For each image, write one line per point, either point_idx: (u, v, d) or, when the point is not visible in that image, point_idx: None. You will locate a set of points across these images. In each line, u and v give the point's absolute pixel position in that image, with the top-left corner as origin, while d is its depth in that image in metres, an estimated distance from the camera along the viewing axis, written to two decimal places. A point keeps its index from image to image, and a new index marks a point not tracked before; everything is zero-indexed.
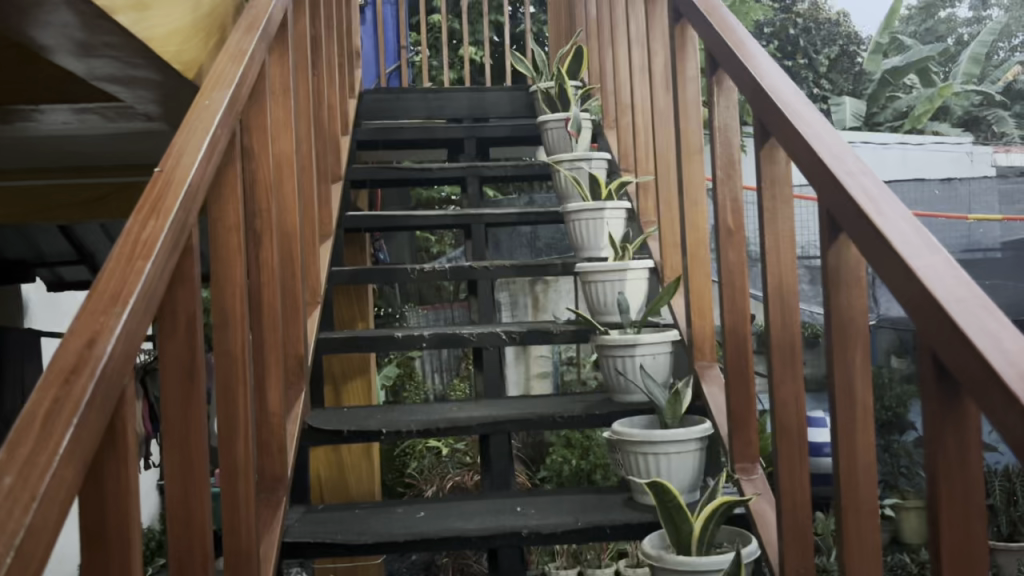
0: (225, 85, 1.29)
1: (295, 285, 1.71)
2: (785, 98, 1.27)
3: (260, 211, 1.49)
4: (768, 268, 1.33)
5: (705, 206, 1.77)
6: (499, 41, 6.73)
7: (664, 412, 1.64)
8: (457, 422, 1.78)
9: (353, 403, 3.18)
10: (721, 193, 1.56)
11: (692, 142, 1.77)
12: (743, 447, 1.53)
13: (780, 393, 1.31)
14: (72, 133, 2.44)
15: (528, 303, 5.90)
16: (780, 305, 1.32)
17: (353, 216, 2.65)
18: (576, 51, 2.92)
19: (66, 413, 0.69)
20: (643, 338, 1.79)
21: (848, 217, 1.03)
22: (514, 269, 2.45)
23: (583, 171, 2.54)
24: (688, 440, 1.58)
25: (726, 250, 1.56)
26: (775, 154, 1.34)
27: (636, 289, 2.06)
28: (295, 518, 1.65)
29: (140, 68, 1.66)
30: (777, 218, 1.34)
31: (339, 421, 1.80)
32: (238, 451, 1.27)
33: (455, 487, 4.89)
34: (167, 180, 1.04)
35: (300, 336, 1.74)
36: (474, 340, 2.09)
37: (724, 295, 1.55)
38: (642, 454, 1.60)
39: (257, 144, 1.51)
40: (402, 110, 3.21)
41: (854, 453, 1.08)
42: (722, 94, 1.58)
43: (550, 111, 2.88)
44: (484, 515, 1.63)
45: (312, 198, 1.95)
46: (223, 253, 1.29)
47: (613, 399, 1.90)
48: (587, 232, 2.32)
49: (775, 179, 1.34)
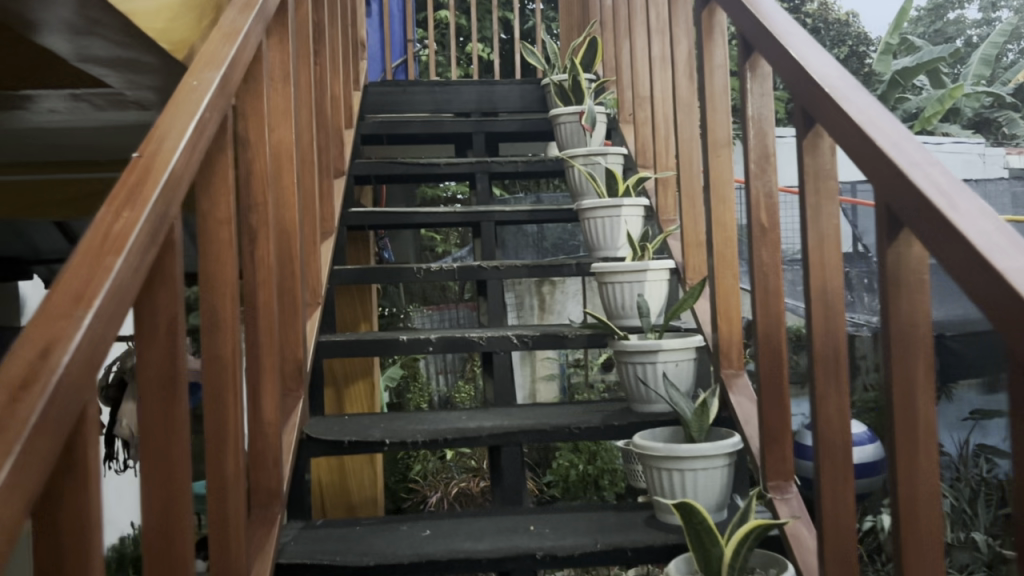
0: (215, 66, 1.17)
1: (295, 286, 1.60)
2: (830, 80, 1.15)
3: (255, 207, 1.38)
4: (810, 269, 1.20)
5: (733, 203, 1.64)
6: (505, 38, 6.65)
7: (690, 425, 1.52)
8: (465, 432, 1.64)
9: (355, 407, 3.10)
10: (754, 189, 1.44)
11: (718, 135, 1.64)
12: (777, 463, 1.42)
13: (823, 407, 1.19)
14: (62, 124, 2.34)
15: (534, 305, 5.81)
16: (825, 310, 1.19)
17: (355, 213, 2.51)
18: (590, 42, 2.79)
19: (7, 438, 0.58)
20: (665, 343, 1.66)
21: (912, 212, 0.91)
22: (526, 268, 2.32)
23: (597, 166, 2.40)
24: (716, 457, 1.46)
25: (758, 249, 1.43)
26: (818, 144, 1.21)
27: (657, 291, 1.93)
28: (292, 535, 1.54)
29: (126, 48, 1.55)
30: (821, 217, 1.20)
31: (340, 431, 1.67)
32: (226, 466, 1.17)
33: (461, 494, 4.80)
34: (146, 167, 0.92)
35: (299, 340, 1.62)
36: (483, 344, 1.95)
37: (756, 298, 1.42)
38: (668, 471, 1.48)
39: (253, 132, 1.40)
40: (408, 104, 3.09)
41: (916, 467, 0.96)
42: (756, 80, 1.45)
43: (563, 104, 2.74)
44: (495, 535, 1.50)
45: (312, 193, 1.84)
46: (213, 250, 1.16)
47: (632, 408, 1.76)
48: (604, 232, 2.20)
49: (819, 171, 1.21)
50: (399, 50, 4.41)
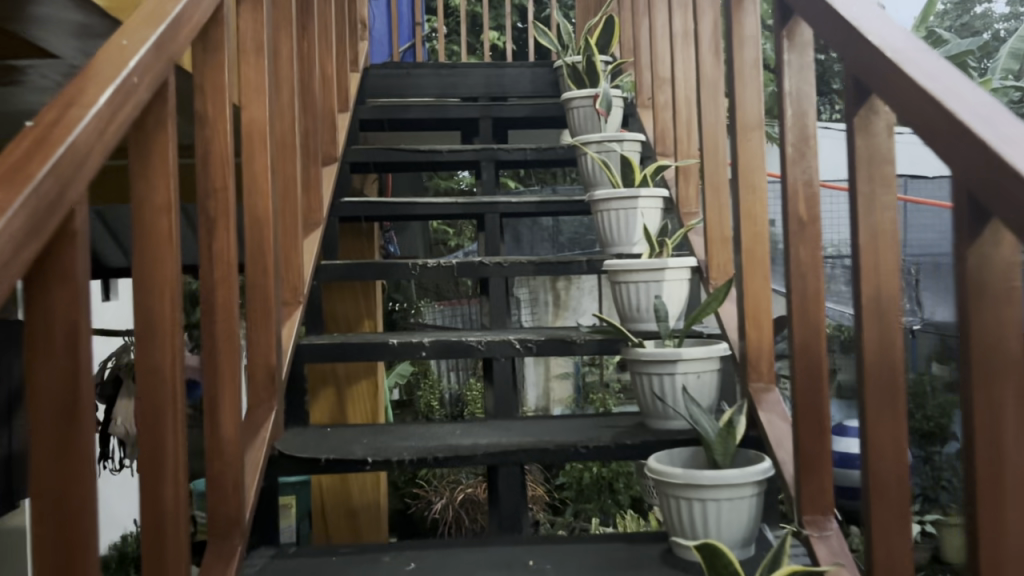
0: (153, 23, 0.98)
1: (267, 285, 1.43)
2: (889, 41, 0.94)
3: (214, 194, 1.21)
4: (860, 270, 1.00)
5: (764, 194, 1.45)
6: (523, 27, 6.45)
7: (713, 447, 1.32)
8: (458, 450, 1.46)
9: (357, 409, 2.92)
10: (791, 177, 1.24)
11: (747, 117, 1.44)
12: (814, 495, 1.22)
13: (875, 436, 0.99)
14: (31, 105, 2.15)
15: (549, 301, 5.61)
16: (879, 322, 0.99)
17: (349, 203, 2.34)
18: (608, 21, 2.58)
19: None
20: (684, 352, 1.46)
21: (999, 198, 0.70)
22: (533, 264, 2.13)
23: (613, 154, 2.20)
24: (744, 486, 1.26)
25: (795, 247, 1.23)
26: (873, 121, 1.00)
27: (675, 292, 1.73)
28: (259, 566, 1.36)
29: (72, 13, 1.36)
30: (875, 209, 0.99)
31: (318, 447, 1.49)
32: (164, 496, 0.98)
33: (467, 499, 4.61)
34: (42, 136, 0.73)
35: (272, 346, 1.45)
36: (481, 349, 1.76)
37: (793, 304, 1.23)
38: (687, 500, 1.28)
39: (213, 109, 1.22)
40: (412, 87, 2.91)
41: (1004, 524, 0.76)
42: (795, 50, 1.24)
43: (577, 87, 2.54)
44: (487, 571, 1.31)
45: (292, 180, 1.66)
46: (148, 242, 0.98)
47: (648, 424, 1.56)
48: (618, 225, 2.00)
49: (873, 154, 0.99)
50: (408, 36, 4.24)
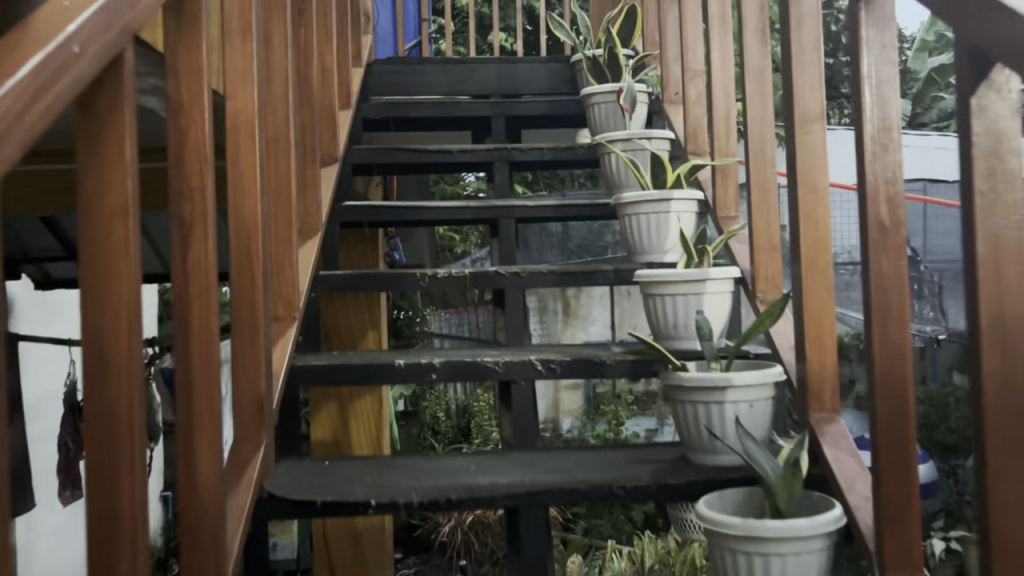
0: None
1: (255, 300, 1.24)
2: None
3: (189, 193, 1.02)
4: (978, 289, 0.81)
5: (824, 193, 1.26)
6: (531, 30, 6.28)
7: (775, 492, 1.13)
8: (476, 490, 1.27)
9: (360, 430, 2.73)
10: (869, 176, 1.05)
11: (808, 106, 1.26)
12: (900, 552, 1.03)
13: (999, 493, 0.80)
14: None
15: (559, 309, 5.43)
16: (1005, 353, 0.80)
17: (350, 208, 2.15)
18: (630, 10, 2.40)
19: None
20: (734, 377, 1.27)
21: None
22: (553, 274, 1.94)
23: (641, 152, 2.02)
24: (813, 538, 1.07)
25: (875, 258, 1.05)
26: (993, 104, 0.81)
27: (717, 306, 1.54)
28: None
29: None
30: (997, 212, 0.81)
31: (313, 487, 1.30)
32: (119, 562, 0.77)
33: (477, 521, 4.40)
34: None
35: (260, 368, 1.26)
36: (499, 371, 1.57)
37: (873, 325, 1.04)
38: (746, 554, 1.09)
39: (188, 94, 1.04)
40: (420, 84, 2.73)
41: None
42: (872, 24, 1.06)
43: (598, 82, 2.36)
44: None
45: (286, 178, 1.47)
46: (98, 246, 0.78)
47: (690, 458, 1.37)
48: (649, 230, 1.82)
49: (995, 145, 0.80)
50: (412, 32, 4.07)
